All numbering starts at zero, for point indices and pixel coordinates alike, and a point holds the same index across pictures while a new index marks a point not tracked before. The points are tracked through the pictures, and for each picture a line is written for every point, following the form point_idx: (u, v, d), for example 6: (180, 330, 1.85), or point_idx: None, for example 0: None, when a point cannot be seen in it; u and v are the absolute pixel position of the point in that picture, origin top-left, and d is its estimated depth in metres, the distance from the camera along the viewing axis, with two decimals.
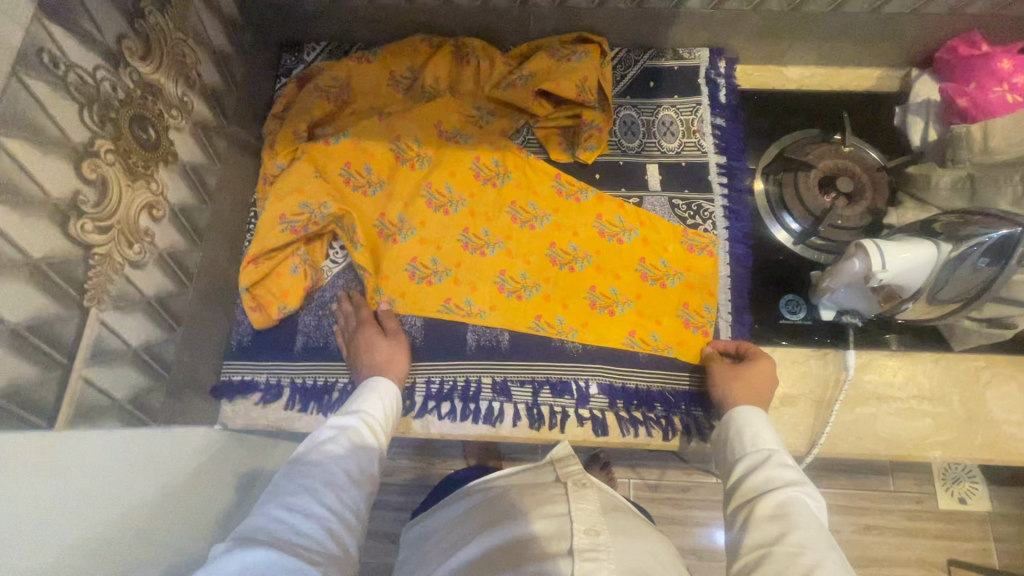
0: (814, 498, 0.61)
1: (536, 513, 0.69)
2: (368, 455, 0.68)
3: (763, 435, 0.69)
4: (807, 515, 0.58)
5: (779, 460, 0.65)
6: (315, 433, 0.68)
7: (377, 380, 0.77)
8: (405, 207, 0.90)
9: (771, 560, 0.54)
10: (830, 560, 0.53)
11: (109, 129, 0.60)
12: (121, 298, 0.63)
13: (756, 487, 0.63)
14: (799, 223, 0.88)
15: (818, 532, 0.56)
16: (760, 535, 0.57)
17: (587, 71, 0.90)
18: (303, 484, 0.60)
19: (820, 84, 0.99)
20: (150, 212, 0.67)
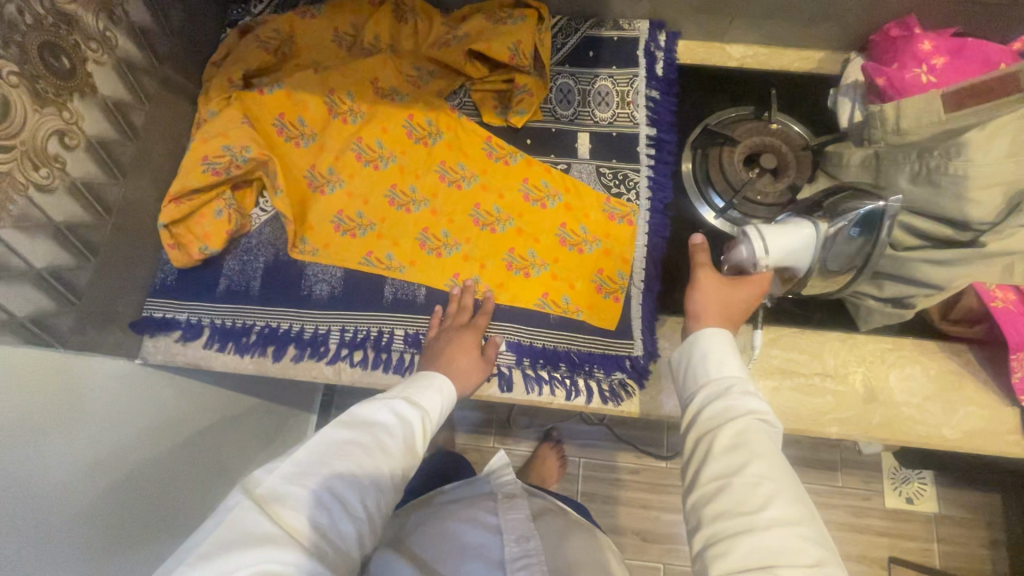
0: (772, 420, 0.58)
1: (466, 519, 0.77)
2: (417, 459, 0.63)
3: (726, 359, 0.63)
4: (766, 441, 0.55)
5: (741, 386, 0.61)
6: (377, 409, 0.63)
7: (439, 378, 0.73)
8: (335, 160, 0.93)
9: (729, 491, 0.52)
10: (786, 488, 0.52)
11: (14, 52, 0.62)
12: (24, 219, 0.65)
13: (719, 415, 0.58)
14: (721, 197, 0.89)
15: (776, 459, 0.54)
16: (720, 465, 0.54)
17: (522, 34, 0.91)
18: (351, 475, 0.56)
19: (760, 64, 1.00)
20: (61, 139, 0.69)
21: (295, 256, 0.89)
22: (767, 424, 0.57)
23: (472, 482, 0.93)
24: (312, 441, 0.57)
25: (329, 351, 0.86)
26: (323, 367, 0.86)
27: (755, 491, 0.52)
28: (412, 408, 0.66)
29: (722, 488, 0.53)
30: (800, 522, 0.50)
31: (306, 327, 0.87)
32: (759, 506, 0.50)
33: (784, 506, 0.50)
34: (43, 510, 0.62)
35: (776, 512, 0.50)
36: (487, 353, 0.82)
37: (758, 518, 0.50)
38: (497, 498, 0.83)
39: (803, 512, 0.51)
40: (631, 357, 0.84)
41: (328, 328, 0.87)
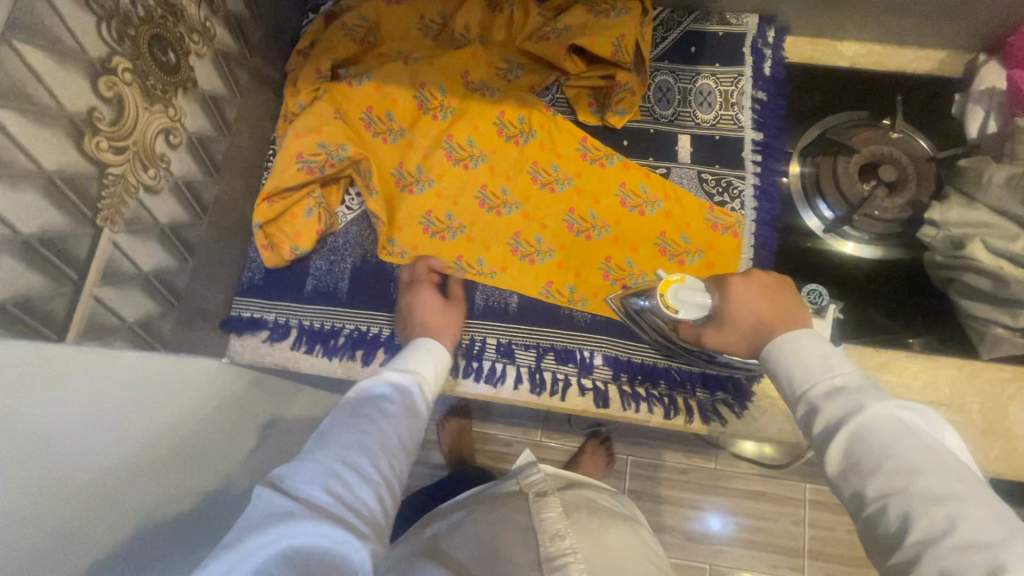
0: (886, 405, 0.51)
1: (503, 521, 0.73)
2: (419, 418, 0.64)
3: (799, 364, 0.58)
4: (881, 447, 0.48)
5: (827, 388, 0.55)
6: (371, 381, 0.65)
7: (429, 341, 0.73)
8: (424, 158, 0.89)
9: (871, 524, 0.46)
10: (926, 491, 0.44)
11: (128, 48, 0.58)
12: (135, 223, 0.63)
13: (820, 436, 0.53)
14: (834, 211, 0.84)
15: (904, 459, 0.46)
16: (855, 499, 0.48)
17: (626, 29, 0.85)
18: (360, 442, 0.56)
19: (874, 63, 0.93)
20: (166, 137, 0.66)
21: (383, 257, 0.87)
22: (874, 416, 0.50)
23: (501, 480, 0.87)
24: (318, 428, 0.58)
25: None
26: None
27: (892, 513, 0.45)
28: (407, 373, 0.67)
29: (869, 524, 0.47)
30: (953, 530, 0.42)
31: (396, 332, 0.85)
32: (901, 529, 0.44)
33: (930, 515, 0.43)
34: (48, 501, 0.47)
35: (921, 530, 0.43)
36: (453, 294, 0.83)
37: (908, 546, 0.43)
38: (529, 497, 0.77)
39: (959, 509, 0.42)
40: (734, 379, 0.80)
41: None
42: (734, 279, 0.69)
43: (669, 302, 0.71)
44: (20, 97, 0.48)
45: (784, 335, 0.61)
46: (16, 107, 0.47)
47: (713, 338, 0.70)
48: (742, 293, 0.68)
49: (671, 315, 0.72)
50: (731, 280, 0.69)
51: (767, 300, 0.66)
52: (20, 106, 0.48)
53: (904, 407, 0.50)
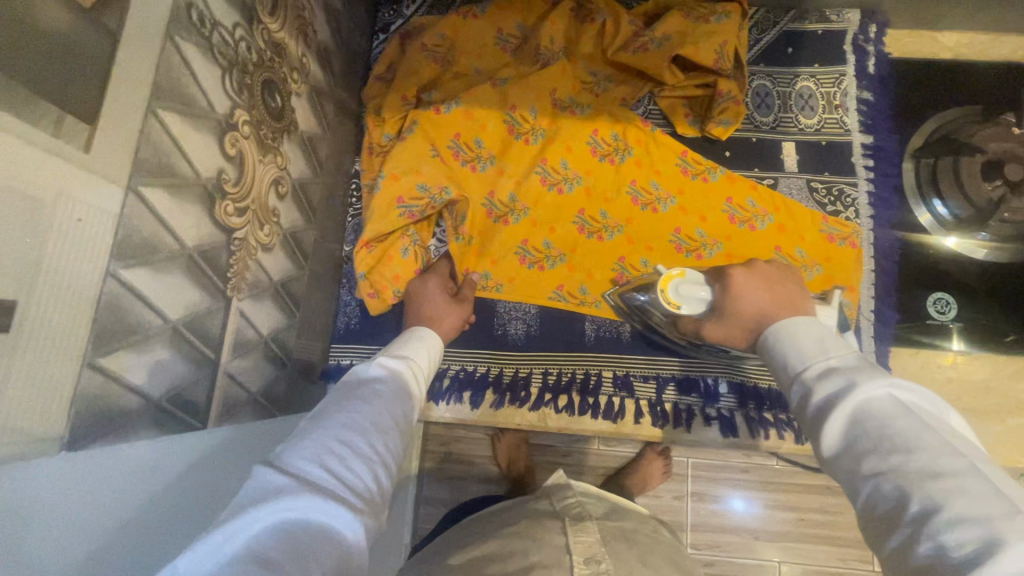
0: (882, 382, 0.41)
1: (536, 542, 0.59)
2: (415, 407, 0.56)
3: (792, 346, 0.49)
4: (879, 425, 0.39)
5: (821, 366, 0.46)
6: (361, 366, 0.56)
7: (422, 331, 0.68)
8: (517, 185, 0.83)
9: (868, 512, 0.38)
10: (922, 467, 0.36)
11: (246, 98, 0.53)
12: (255, 286, 0.58)
13: (812, 414, 0.44)
14: (950, 209, 0.80)
15: (896, 434, 0.38)
16: (849, 481, 0.40)
17: (728, 35, 0.81)
18: (357, 419, 0.48)
19: (980, 53, 0.86)
20: (277, 189, 0.61)
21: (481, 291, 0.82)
22: (868, 394, 0.41)
23: (527, 501, 0.75)
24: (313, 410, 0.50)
25: (531, 396, 0.80)
26: (525, 414, 0.80)
27: (885, 492, 0.36)
28: (397, 359, 0.59)
29: (865, 505, 0.38)
30: (947, 505, 0.33)
31: (504, 370, 0.81)
32: (896, 509, 0.35)
33: (924, 492, 0.34)
34: None
35: (916, 507, 0.34)
36: (461, 298, 0.78)
37: (902, 525, 0.35)
38: (565, 521, 0.64)
39: (958, 484, 0.34)
40: None
41: (529, 371, 0.81)
42: (734, 270, 0.64)
43: (669, 296, 0.67)
44: (164, 171, 0.42)
45: (782, 322, 0.53)
46: (161, 182, 0.42)
47: (714, 330, 0.64)
48: (745, 284, 0.62)
49: (672, 310, 0.68)
50: (732, 271, 0.63)
51: (770, 289, 0.61)
52: (164, 181, 0.42)
53: (904, 385, 0.41)
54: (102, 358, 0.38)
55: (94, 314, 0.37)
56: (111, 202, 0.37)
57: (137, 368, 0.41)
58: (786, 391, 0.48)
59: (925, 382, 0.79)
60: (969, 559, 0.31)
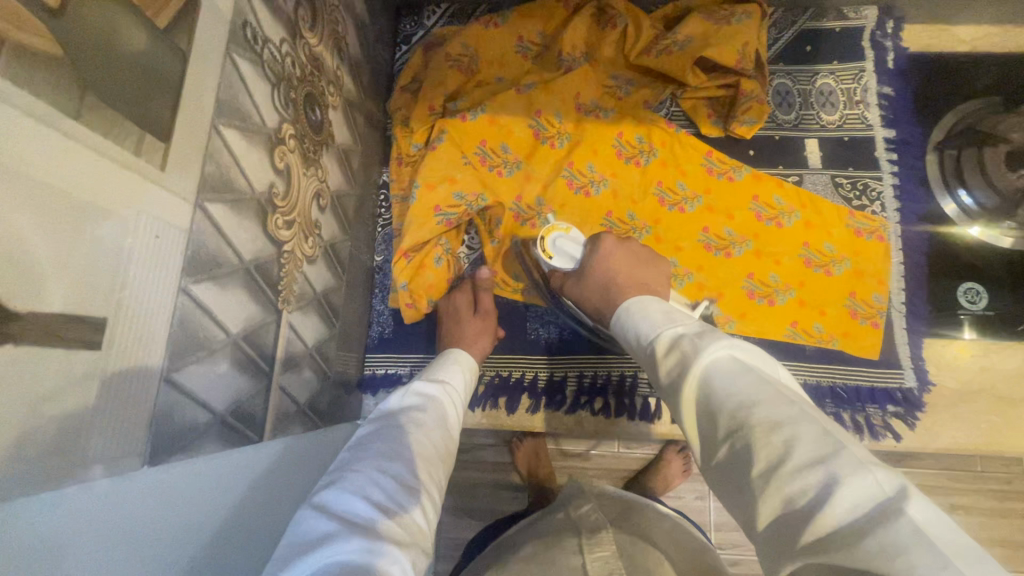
0: (720, 346, 0.45)
1: (551, 566, 0.58)
2: (452, 434, 0.56)
3: (646, 324, 0.54)
4: (723, 383, 0.42)
5: (670, 339, 0.49)
6: (392, 395, 0.56)
7: (457, 353, 0.68)
8: (545, 189, 0.84)
9: (730, 472, 0.39)
10: (763, 420, 0.38)
11: (291, 113, 0.54)
12: (302, 298, 0.59)
13: (670, 384, 0.47)
14: (975, 198, 0.81)
15: (741, 392, 0.41)
16: (711, 444, 0.42)
17: (749, 35, 0.83)
18: (400, 451, 0.47)
19: (997, 45, 0.87)
20: (318, 202, 0.62)
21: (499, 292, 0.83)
22: (711, 358, 0.44)
23: (543, 518, 0.73)
24: (350, 444, 0.49)
25: (566, 399, 0.80)
26: (562, 417, 0.80)
27: (738, 449, 0.39)
28: (428, 384, 0.59)
29: (722, 465, 0.40)
30: (790, 456, 0.36)
31: (539, 375, 0.81)
32: (748, 464, 0.38)
33: (768, 445, 0.37)
34: None
35: (764, 460, 0.37)
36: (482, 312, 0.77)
37: (754, 480, 0.37)
38: (580, 534, 0.63)
39: (792, 432, 0.37)
40: (902, 389, 0.78)
41: (564, 376, 0.81)
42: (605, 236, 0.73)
43: (547, 245, 0.74)
44: (225, 186, 0.43)
45: (632, 301, 0.58)
46: (223, 198, 0.43)
47: (575, 289, 0.72)
48: (609, 250, 0.71)
49: (545, 258, 0.75)
50: (605, 237, 0.72)
51: (627, 266, 0.69)
52: (225, 197, 0.43)
53: (739, 345, 0.45)
54: (176, 373, 0.38)
55: (168, 332, 0.37)
56: (181, 219, 0.38)
57: (207, 383, 0.42)
58: (648, 362, 0.52)
59: (961, 374, 0.78)
60: (811, 503, 0.34)
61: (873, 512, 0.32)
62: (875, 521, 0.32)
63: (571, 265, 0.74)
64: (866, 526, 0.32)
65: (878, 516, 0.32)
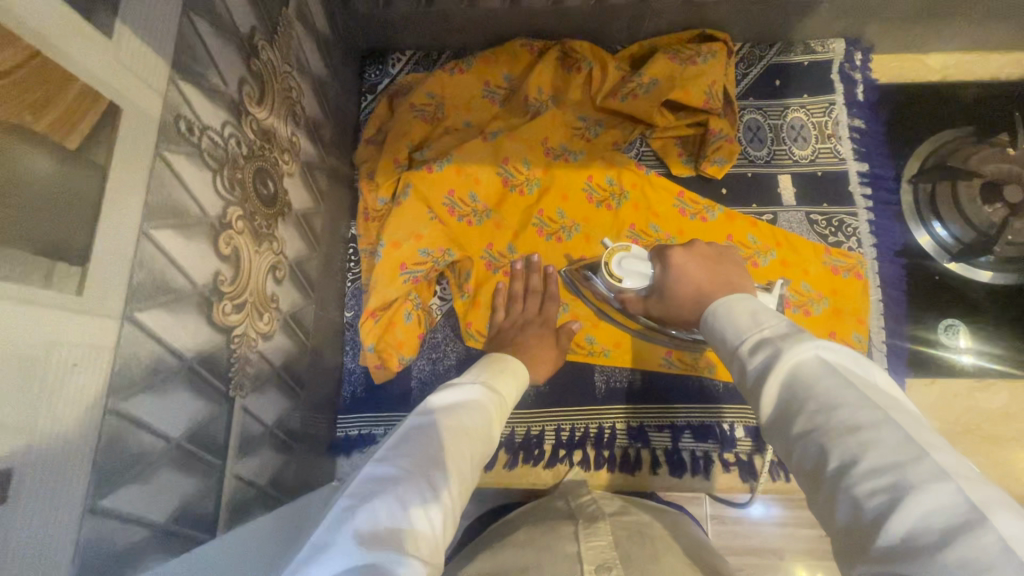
0: (808, 347, 0.42)
1: (547, 550, 0.53)
2: (491, 445, 0.53)
3: (730, 321, 0.50)
4: (807, 386, 0.40)
5: (755, 339, 0.46)
6: (436, 395, 0.53)
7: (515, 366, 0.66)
8: (515, 237, 0.83)
9: (807, 472, 0.37)
10: (839, 423, 0.36)
11: (238, 194, 0.52)
12: (258, 377, 0.57)
13: (751, 382, 0.44)
14: (949, 231, 0.80)
15: (820, 394, 0.38)
16: (787, 443, 0.40)
17: (716, 74, 0.82)
18: (440, 458, 0.45)
19: (968, 73, 0.86)
20: (274, 275, 0.60)
21: (573, 356, 0.80)
22: (794, 358, 0.42)
23: (543, 505, 0.70)
24: (388, 436, 0.48)
25: (545, 453, 0.78)
26: (541, 472, 0.78)
27: (811, 450, 0.37)
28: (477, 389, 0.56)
29: (798, 466, 0.39)
30: (862, 459, 0.34)
31: (517, 430, 0.79)
32: (821, 464, 0.36)
33: (843, 446, 0.35)
34: None
35: (837, 461, 0.35)
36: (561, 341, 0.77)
37: (827, 479, 0.35)
38: (577, 522, 0.59)
39: (870, 436, 0.34)
40: None
41: (541, 429, 0.79)
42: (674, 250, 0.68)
43: (613, 270, 0.70)
44: (160, 290, 0.41)
45: (718, 301, 0.54)
46: (157, 302, 0.41)
47: (657, 309, 0.69)
48: (684, 265, 0.66)
49: (616, 284, 0.71)
50: (673, 252, 0.68)
51: (708, 269, 0.65)
52: (161, 300, 0.41)
53: (829, 347, 0.41)
54: (106, 499, 0.37)
55: (94, 456, 0.36)
56: (105, 339, 0.36)
57: (143, 499, 0.40)
58: (732, 361, 0.48)
59: (943, 412, 0.77)
60: (882, 507, 0.31)
61: (951, 522, 0.29)
62: (954, 530, 0.28)
63: (648, 287, 0.70)
64: (944, 535, 0.28)
65: (957, 526, 0.28)
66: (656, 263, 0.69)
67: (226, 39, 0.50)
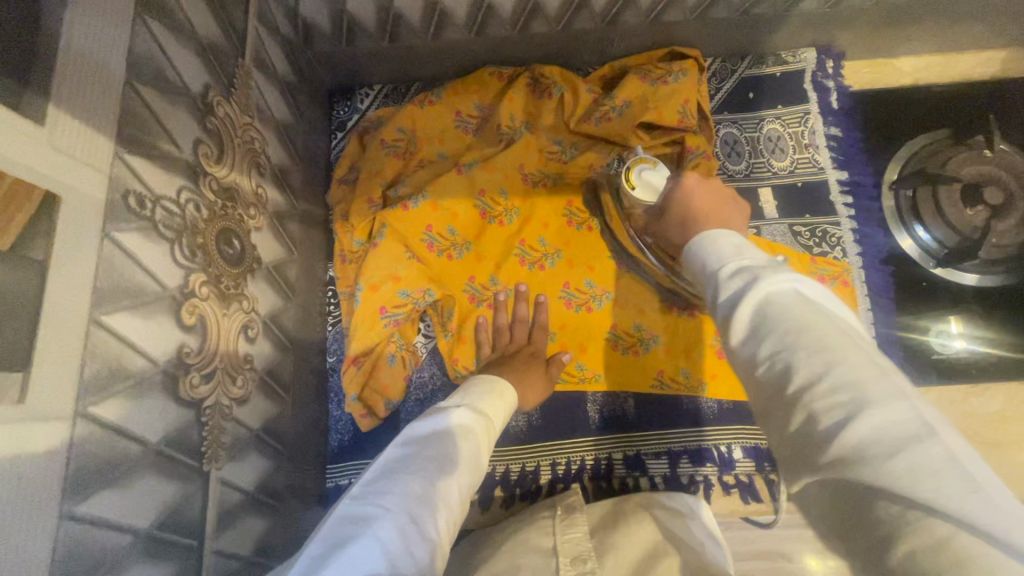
0: (785, 277, 0.38)
1: (522, 546, 0.55)
2: (482, 475, 0.52)
3: (712, 250, 0.45)
4: (780, 312, 0.36)
5: (734, 265, 0.42)
6: (416, 427, 0.52)
7: (500, 384, 0.63)
8: (497, 268, 0.81)
9: (767, 393, 0.35)
10: (807, 342, 0.33)
11: (201, 259, 0.50)
12: (235, 445, 0.55)
13: (723, 307, 0.39)
14: (933, 235, 0.79)
15: (791, 319, 0.35)
16: (747, 366, 0.37)
17: (688, 92, 0.81)
18: (420, 494, 0.43)
19: (938, 75, 0.86)
20: (247, 334, 0.58)
21: (562, 384, 0.78)
22: (770, 285, 0.38)
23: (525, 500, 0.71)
24: (373, 468, 0.47)
25: (542, 489, 0.76)
26: None
27: (773, 371, 0.34)
28: (467, 413, 0.55)
29: (752, 384, 0.37)
30: (827, 376, 0.31)
31: (511, 467, 0.77)
32: (782, 385, 0.33)
33: (807, 364, 0.33)
34: None
35: (799, 378, 0.32)
36: (550, 372, 0.75)
37: (786, 399, 0.33)
38: (553, 513, 0.60)
39: (836, 356, 0.32)
40: None
41: (537, 465, 0.77)
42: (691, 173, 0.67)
43: (631, 176, 0.70)
44: (118, 379, 0.39)
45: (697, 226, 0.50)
46: (116, 392, 0.39)
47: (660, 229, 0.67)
48: (690, 187, 0.63)
49: (626, 191, 0.71)
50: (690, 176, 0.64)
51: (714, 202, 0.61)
52: (119, 389, 0.39)
53: (806, 281, 0.38)
54: None
55: (49, 568, 0.34)
56: (55, 444, 0.34)
57: None
58: (705, 286, 0.44)
59: None
60: (839, 423, 0.30)
61: (905, 436, 0.28)
62: (906, 444, 0.28)
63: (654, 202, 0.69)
64: (899, 445, 0.28)
65: (909, 439, 0.28)
66: (671, 180, 0.68)
67: (175, 102, 0.48)
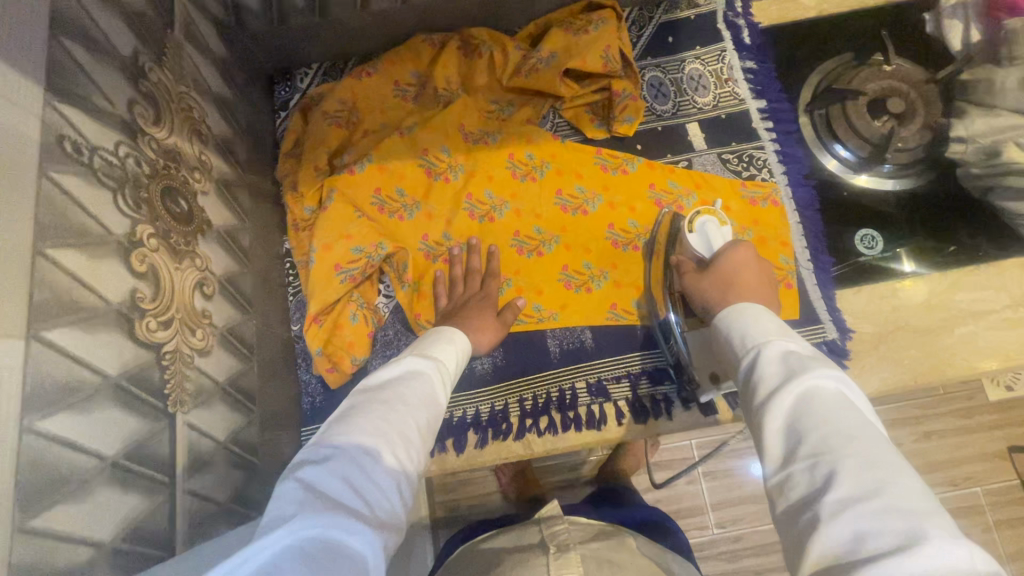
0: (832, 377, 0.42)
1: None
2: (439, 413, 0.54)
3: (762, 331, 0.49)
4: (825, 409, 0.39)
5: (783, 347, 0.46)
6: (378, 371, 0.54)
7: (449, 332, 0.65)
8: (447, 224, 0.84)
9: (802, 490, 0.36)
10: (858, 456, 0.36)
11: (146, 212, 0.52)
12: (200, 394, 0.56)
13: (766, 390, 0.43)
14: (851, 151, 0.85)
15: (840, 428, 0.38)
16: (784, 458, 0.39)
17: (609, 39, 0.86)
18: (382, 431, 0.46)
19: (839, 4, 0.93)
20: (202, 291, 0.60)
21: (521, 324, 0.82)
22: (818, 383, 0.41)
23: (516, 532, 0.63)
24: (336, 412, 0.49)
25: (512, 426, 0.79)
26: (511, 445, 0.79)
27: (816, 477, 0.36)
28: (423, 359, 0.57)
29: (784, 485, 0.38)
30: (880, 496, 0.33)
31: (481, 408, 0.80)
32: (822, 489, 0.35)
33: (856, 477, 0.35)
34: None
35: (847, 490, 0.34)
36: (504, 316, 0.78)
37: (824, 506, 0.34)
38: (546, 553, 0.55)
39: (885, 478, 0.34)
40: (827, 341, 0.80)
41: (505, 403, 0.80)
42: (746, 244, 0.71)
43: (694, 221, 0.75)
44: (70, 309, 0.42)
45: (741, 306, 0.54)
46: (70, 322, 0.41)
47: (695, 286, 0.69)
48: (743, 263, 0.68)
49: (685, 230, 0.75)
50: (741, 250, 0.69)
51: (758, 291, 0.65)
52: (72, 319, 0.42)
53: (851, 388, 0.42)
54: (35, 519, 0.37)
55: (16, 477, 0.36)
56: (10, 358, 0.36)
57: (83, 516, 0.40)
58: (744, 362, 0.48)
59: (875, 316, 0.82)
60: (884, 549, 0.31)
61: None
62: None
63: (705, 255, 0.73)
64: None
65: None
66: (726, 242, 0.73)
67: (105, 62, 0.50)
